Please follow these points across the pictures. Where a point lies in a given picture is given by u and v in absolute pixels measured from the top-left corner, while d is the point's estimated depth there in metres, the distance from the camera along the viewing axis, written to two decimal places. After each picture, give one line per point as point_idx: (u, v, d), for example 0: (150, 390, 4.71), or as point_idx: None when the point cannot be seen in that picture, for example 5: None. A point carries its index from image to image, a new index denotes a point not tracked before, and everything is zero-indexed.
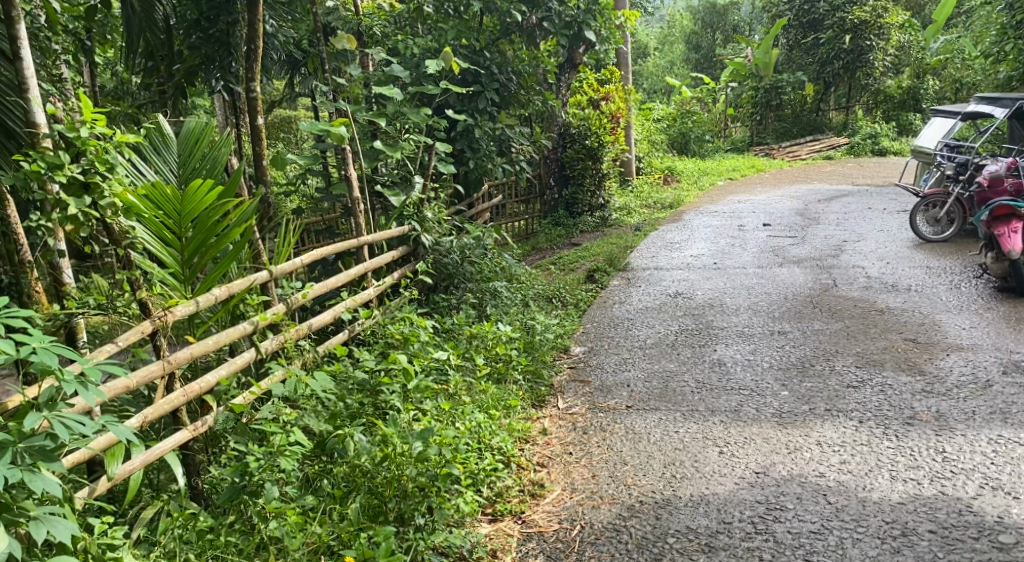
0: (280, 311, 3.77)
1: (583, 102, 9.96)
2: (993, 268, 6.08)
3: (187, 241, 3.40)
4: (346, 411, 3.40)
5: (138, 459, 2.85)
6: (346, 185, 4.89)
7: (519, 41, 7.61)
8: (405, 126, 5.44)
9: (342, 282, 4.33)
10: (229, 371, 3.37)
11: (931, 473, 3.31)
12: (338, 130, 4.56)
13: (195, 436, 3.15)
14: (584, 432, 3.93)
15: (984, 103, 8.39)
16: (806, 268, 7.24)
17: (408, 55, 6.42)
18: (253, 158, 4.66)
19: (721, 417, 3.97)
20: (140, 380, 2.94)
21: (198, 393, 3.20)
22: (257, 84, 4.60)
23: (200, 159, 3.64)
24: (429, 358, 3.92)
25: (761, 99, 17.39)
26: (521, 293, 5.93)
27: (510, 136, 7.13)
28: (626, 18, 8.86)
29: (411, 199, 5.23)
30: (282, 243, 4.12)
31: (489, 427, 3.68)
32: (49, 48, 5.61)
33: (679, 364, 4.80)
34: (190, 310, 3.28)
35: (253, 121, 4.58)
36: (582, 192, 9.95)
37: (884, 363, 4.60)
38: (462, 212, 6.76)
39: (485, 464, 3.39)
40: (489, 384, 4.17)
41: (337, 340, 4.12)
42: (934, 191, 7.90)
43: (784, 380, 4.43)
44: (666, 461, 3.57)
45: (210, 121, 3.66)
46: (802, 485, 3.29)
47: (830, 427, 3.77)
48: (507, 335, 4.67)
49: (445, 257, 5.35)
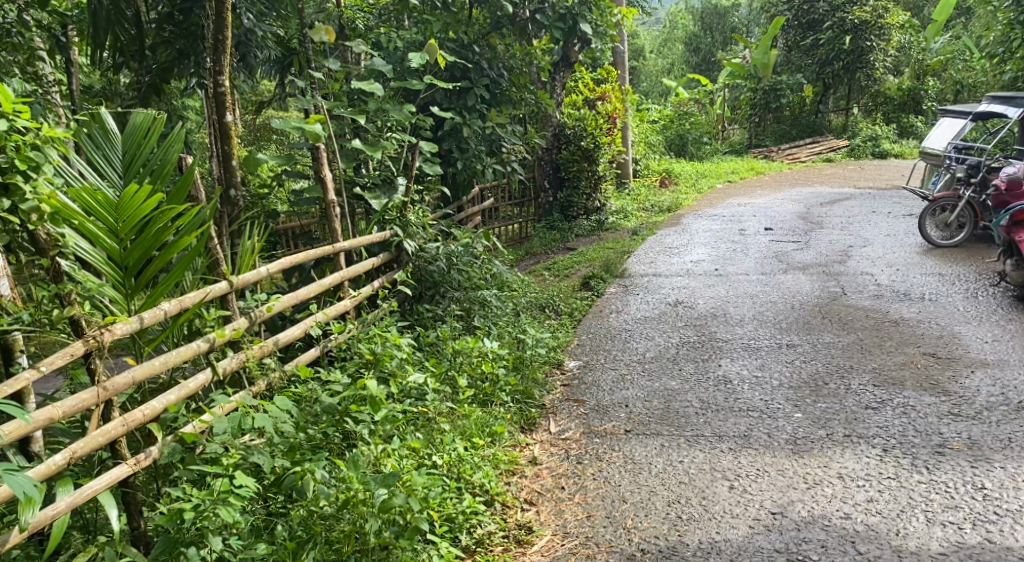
0: (240, 327, 3.37)
1: (579, 102, 9.51)
2: (1012, 276, 5.72)
3: (127, 251, 3.00)
4: (307, 444, 3.02)
5: (63, 503, 2.49)
6: (321, 186, 4.49)
7: (511, 36, 7.24)
8: (388, 124, 5.06)
9: (314, 293, 3.94)
10: (178, 396, 2.99)
11: (972, 516, 2.94)
12: (314, 127, 4.19)
13: (136, 471, 2.76)
14: (578, 462, 3.55)
15: (995, 103, 8.03)
16: (813, 275, 6.87)
17: (392, 49, 6.05)
18: (221, 157, 4.30)
19: (729, 444, 3.60)
20: (65, 410, 2.56)
21: (141, 422, 2.81)
22: (226, 78, 4.23)
23: (147, 159, 3.24)
24: (406, 381, 3.56)
25: (760, 101, 17.07)
26: (512, 301, 5.54)
27: (502, 136, 6.79)
28: (625, 15, 8.50)
29: (394, 202, 4.83)
30: (246, 249, 3.73)
31: (471, 461, 3.31)
32: (19, 44, 5.38)
33: (681, 382, 4.41)
34: (132, 328, 2.88)
35: (221, 118, 4.22)
36: (578, 195, 9.61)
37: (905, 382, 4.23)
38: (450, 216, 6.39)
39: (464, 505, 3.01)
40: (473, 409, 3.79)
41: (305, 358, 3.73)
42: (944, 195, 7.52)
43: (796, 400, 4.06)
44: (670, 498, 3.18)
45: (161, 114, 3.26)
46: (826, 529, 2.91)
47: (852, 457, 3.39)
48: (495, 352, 4.27)
49: (431, 264, 4.93)
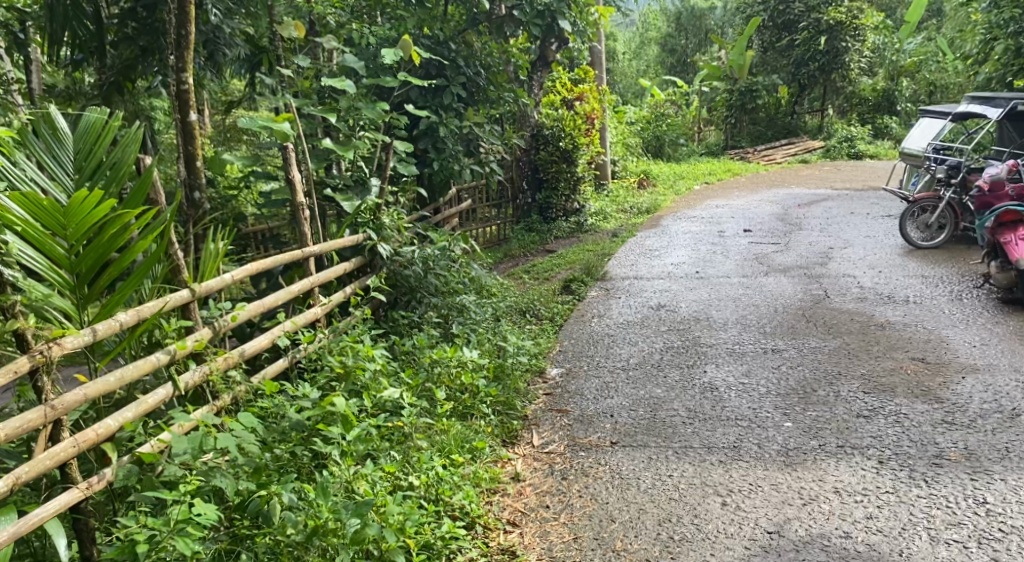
0: (203, 338, 3.17)
1: (557, 102, 9.43)
2: (999, 278, 5.63)
3: (77, 259, 2.79)
4: (273, 464, 2.83)
5: (5, 534, 2.26)
6: (289, 188, 4.28)
7: (487, 33, 7.07)
8: (361, 123, 4.87)
9: (283, 301, 3.74)
10: (136, 413, 2.79)
11: (976, 533, 2.82)
12: (281, 125, 4.06)
13: (87, 496, 2.54)
14: (563, 477, 3.39)
15: (974, 103, 7.94)
16: (795, 277, 6.78)
17: (364, 45, 5.85)
18: (185, 158, 4.09)
19: (719, 456, 3.45)
20: (8, 432, 2.32)
21: (94, 442, 2.59)
22: (189, 75, 4.01)
23: (100, 162, 3.02)
24: (379, 394, 3.39)
25: (735, 102, 16.83)
26: (491, 306, 5.38)
27: (479, 135, 6.62)
28: (602, 13, 8.37)
29: (367, 204, 4.65)
30: (209, 255, 3.52)
31: (450, 481, 3.13)
32: None
33: (666, 390, 4.27)
34: (83, 342, 2.65)
35: (185, 117, 4.00)
36: (556, 197, 9.47)
37: (895, 388, 4.12)
38: (427, 218, 6.21)
39: (444, 530, 2.83)
40: (451, 422, 3.61)
41: (273, 370, 3.53)
42: (924, 196, 7.46)
43: (785, 408, 3.93)
44: (660, 517, 3.03)
45: (114, 115, 3.06)
46: (825, 551, 2.77)
47: (846, 470, 3.27)
48: (474, 361, 4.09)
49: (408, 268, 4.75)
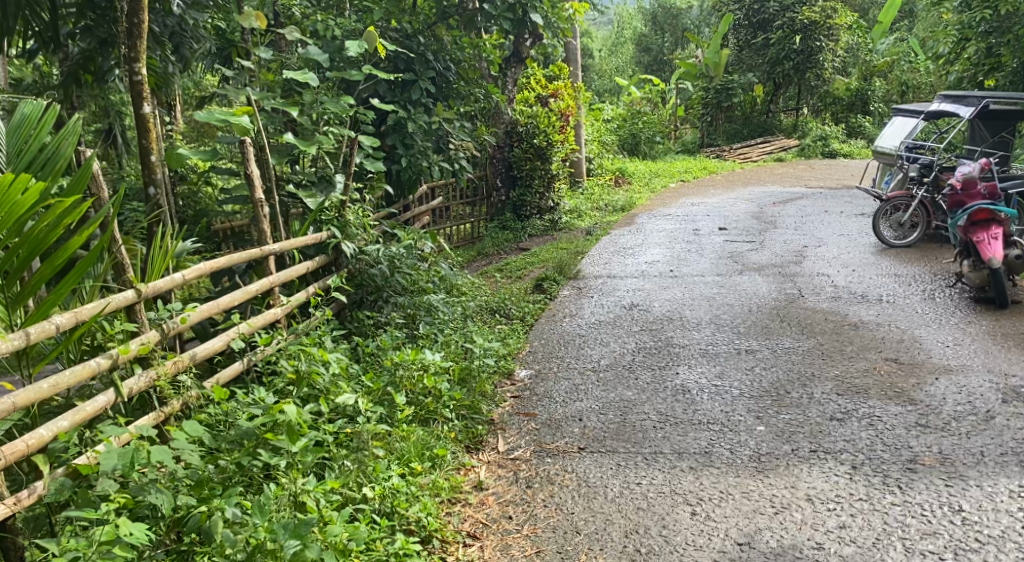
0: (149, 341, 3.00)
1: (531, 99, 9.32)
2: (971, 277, 5.58)
3: (7, 253, 2.59)
4: (218, 476, 2.70)
5: None
6: (248, 183, 4.09)
7: (458, 27, 6.93)
8: (324, 117, 4.69)
9: (239, 301, 3.57)
10: (72, 422, 2.60)
11: (952, 543, 2.73)
12: (241, 119, 3.84)
13: (14, 513, 2.34)
14: (528, 486, 3.26)
15: (946, 101, 7.89)
16: (769, 276, 6.71)
17: (329, 38, 5.67)
18: (139, 152, 3.87)
19: (689, 462, 3.35)
20: None
21: (22, 454, 2.38)
22: (142, 65, 3.81)
23: (37, 155, 2.83)
24: (335, 401, 3.24)
25: (711, 100, 16.72)
26: (460, 306, 5.24)
27: (449, 131, 6.48)
28: (575, 9, 8.27)
29: (331, 201, 4.49)
30: (159, 253, 3.33)
31: (407, 492, 2.99)
32: None
33: (637, 393, 4.16)
34: (13, 346, 2.46)
35: (138, 109, 3.78)
36: (530, 194, 9.29)
37: (868, 390, 4.04)
38: (395, 215, 6.05)
39: (397, 546, 2.68)
40: (412, 429, 3.47)
41: (227, 374, 3.37)
42: (897, 195, 7.44)
43: (758, 412, 3.83)
44: (627, 528, 2.92)
45: (53, 105, 2.88)
46: None
47: (819, 476, 3.18)
48: (438, 364, 3.94)
49: (372, 268, 4.58)
